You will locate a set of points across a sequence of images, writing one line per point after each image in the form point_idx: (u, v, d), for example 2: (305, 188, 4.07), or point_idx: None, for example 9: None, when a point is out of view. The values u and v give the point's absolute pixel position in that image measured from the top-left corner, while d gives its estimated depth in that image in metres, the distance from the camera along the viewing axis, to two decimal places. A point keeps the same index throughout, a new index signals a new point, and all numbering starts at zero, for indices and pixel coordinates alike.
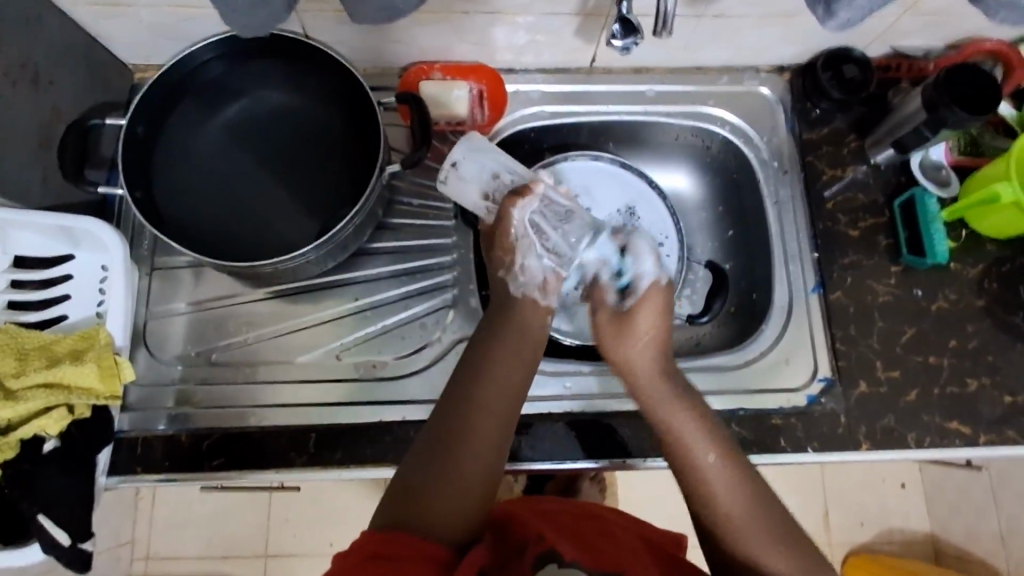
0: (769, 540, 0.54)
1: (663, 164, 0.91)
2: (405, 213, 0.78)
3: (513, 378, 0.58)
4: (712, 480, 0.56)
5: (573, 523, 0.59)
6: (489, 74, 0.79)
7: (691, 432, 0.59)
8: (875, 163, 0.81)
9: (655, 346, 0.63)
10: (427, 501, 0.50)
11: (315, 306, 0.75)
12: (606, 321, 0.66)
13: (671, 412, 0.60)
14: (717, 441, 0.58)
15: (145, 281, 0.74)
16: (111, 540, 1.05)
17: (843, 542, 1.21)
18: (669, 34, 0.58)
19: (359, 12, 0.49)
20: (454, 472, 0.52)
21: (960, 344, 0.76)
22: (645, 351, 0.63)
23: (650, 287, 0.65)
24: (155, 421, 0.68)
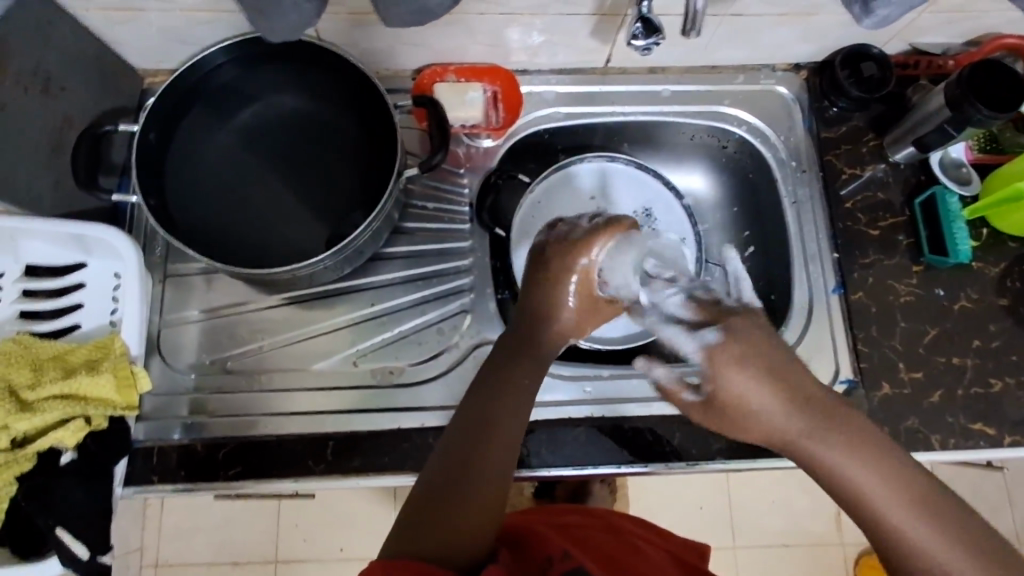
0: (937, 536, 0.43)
1: (679, 165, 0.90)
2: (420, 217, 0.77)
3: (521, 389, 0.55)
4: (892, 518, 0.44)
5: (599, 537, 0.58)
6: (505, 75, 0.78)
7: (854, 474, 0.44)
8: (894, 161, 0.80)
9: (772, 395, 0.46)
10: (439, 514, 0.48)
11: (330, 313, 0.74)
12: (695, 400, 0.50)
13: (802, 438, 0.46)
14: (891, 472, 0.44)
15: (158, 288, 0.73)
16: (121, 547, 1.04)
17: (857, 542, 1.21)
18: (696, 34, 0.57)
19: (392, 16, 0.49)
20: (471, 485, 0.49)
21: (983, 343, 0.75)
22: (741, 377, 0.46)
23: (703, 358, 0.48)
24: (170, 430, 0.68)
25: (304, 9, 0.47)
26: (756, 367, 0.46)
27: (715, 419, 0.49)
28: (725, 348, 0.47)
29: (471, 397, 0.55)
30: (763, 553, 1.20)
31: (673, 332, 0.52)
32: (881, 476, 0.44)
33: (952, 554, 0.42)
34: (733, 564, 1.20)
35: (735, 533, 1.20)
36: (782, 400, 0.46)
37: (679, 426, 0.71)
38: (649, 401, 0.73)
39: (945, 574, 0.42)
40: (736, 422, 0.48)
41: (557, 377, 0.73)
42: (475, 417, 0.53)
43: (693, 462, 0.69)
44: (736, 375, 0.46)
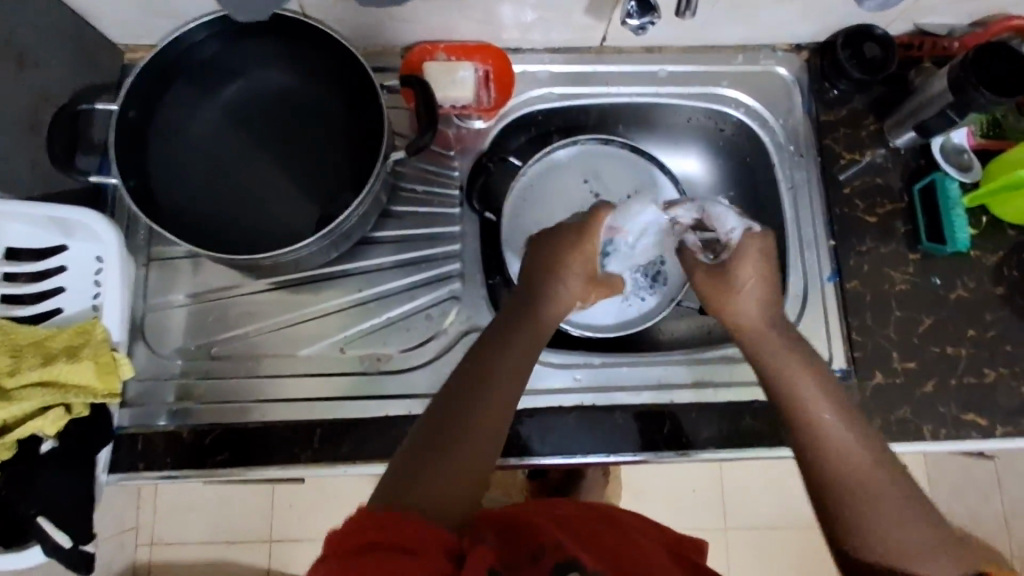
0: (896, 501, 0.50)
1: (675, 148, 0.88)
2: (409, 200, 0.75)
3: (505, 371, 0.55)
4: (848, 473, 0.51)
5: (598, 530, 0.58)
6: (496, 53, 0.76)
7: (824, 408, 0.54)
8: (894, 146, 0.78)
9: (767, 302, 0.61)
10: (430, 480, 0.48)
11: (316, 299, 0.73)
12: (704, 277, 0.65)
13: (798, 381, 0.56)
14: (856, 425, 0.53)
15: (142, 272, 0.72)
16: (116, 525, 1.04)
17: None
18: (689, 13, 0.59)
19: None
20: (455, 456, 0.49)
21: (978, 333, 0.74)
22: (749, 284, 0.61)
23: (745, 238, 0.62)
24: (156, 417, 0.67)
25: None
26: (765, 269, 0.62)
27: (716, 302, 0.63)
28: (760, 240, 0.62)
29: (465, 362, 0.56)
30: (754, 535, 1.21)
31: (715, 211, 0.65)
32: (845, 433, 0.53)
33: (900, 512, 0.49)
34: (724, 546, 1.21)
35: (726, 516, 1.22)
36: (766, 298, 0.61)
37: (670, 417, 0.70)
38: (640, 390, 0.72)
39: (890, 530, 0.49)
40: (732, 305, 0.62)
41: (547, 365, 0.73)
42: (464, 391, 0.53)
43: (684, 451, 0.69)
44: (748, 268, 0.61)
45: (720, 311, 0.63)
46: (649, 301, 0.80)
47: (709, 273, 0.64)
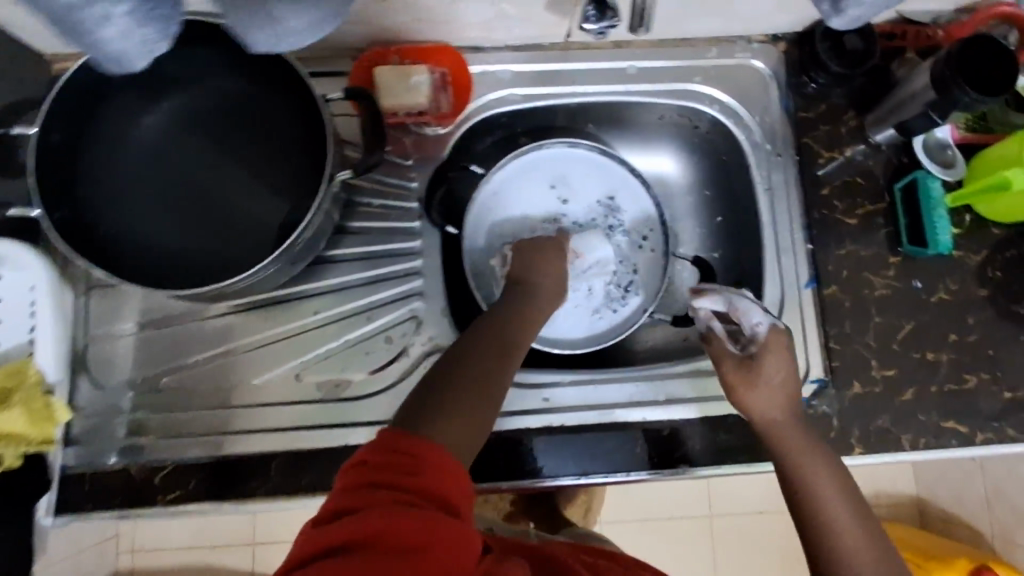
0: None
1: (648, 146, 0.84)
2: (366, 215, 0.71)
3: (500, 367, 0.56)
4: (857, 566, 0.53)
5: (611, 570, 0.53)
6: (453, 55, 0.71)
7: (825, 485, 0.57)
8: (874, 143, 0.75)
9: (787, 396, 0.62)
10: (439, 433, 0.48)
11: (271, 323, 0.69)
12: (729, 366, 0.64)
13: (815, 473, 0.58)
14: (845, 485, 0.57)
15: (81, 300, 0.68)
16: (95, 536, 1.02)
17: None
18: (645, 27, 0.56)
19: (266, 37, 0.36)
20: (457, 429, 0.50)
21: (960, 338, 0.72)
22: (776, 380, 0.62)
23: (770, 333, 0.65)
24: (104, 454, 0.64)
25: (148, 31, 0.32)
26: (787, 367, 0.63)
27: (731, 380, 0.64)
28: (779, 336, 0.65)
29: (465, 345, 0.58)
30: (740, 523, 1.21)
31: (743, 305, 0.67)
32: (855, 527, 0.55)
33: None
34: (708, 535, 1.21)
35: (710, 504, 1.21)
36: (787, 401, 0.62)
37: (642, 433, 0.69)
38: (611, 407, 0.70)
39: None
40: (747, 395, 0.62)
41: (514, 384, 0.70)
42: (465, 367, 0.55)
43: (654, 470, 0.67)
44: (777, 359, 0.63)
45: (731, 383, 0.64)
46: (622, 312, 0.78)
47: (736, 365, 0.64)
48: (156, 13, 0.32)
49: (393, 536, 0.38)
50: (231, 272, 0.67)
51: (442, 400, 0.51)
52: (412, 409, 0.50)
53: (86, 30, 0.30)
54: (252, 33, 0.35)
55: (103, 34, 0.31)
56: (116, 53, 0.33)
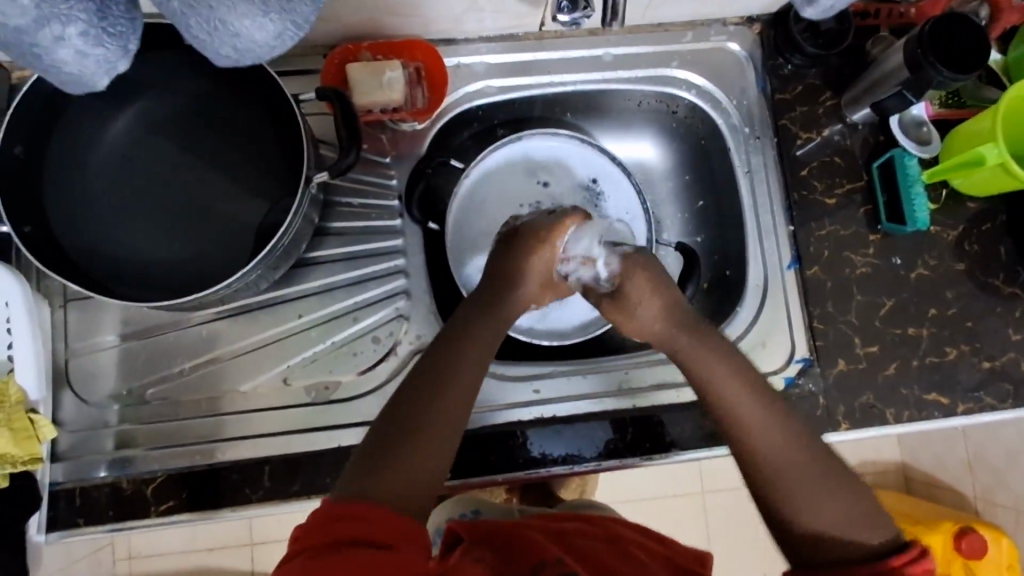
0: (816, 494, 0.51)
1: (627, 133, 0.84)
2: (346, 215, 0.70)
3: (472, 360, 0.54)
4: (774, 469, 0.52)
5: (591, 547, 0.56)
6: (427, 49, 0.70)
7: (729, 389, 0.55)
8: (851, 122, 0.75)
9: (665, 307, 0.60)
10: (408, 461, 0.48)
11: (255, 328, 0.69)
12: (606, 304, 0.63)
13: (717, 382, 0.56)
14: (765, 401, 0.54)
15: (60, 315, 0.67)
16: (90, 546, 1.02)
17: None
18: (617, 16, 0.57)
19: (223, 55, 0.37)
20: (439, 414, 0.51)
21: (939, 312, 0.73)
22: (652, 301, 0.60)
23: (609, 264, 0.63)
24: (94, 469, 0.63)
25: (100, 49, 0.34)
26: (659, 283, 0.61)
27: (616, 307, 0.62)
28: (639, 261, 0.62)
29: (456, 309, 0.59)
30: (732, 498, 1.23)
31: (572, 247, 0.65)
32: (767, 433, 0.53)
33: (809, 496, 0.51)
34: (702, 513, 1.23)
35: (702, 479, 1.23)
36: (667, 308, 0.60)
37: (632, 422, 0.68)
38: (599, 397, 0.70)
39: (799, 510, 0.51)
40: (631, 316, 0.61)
41: (504, 379, 0.70)
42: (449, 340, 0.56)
43: (647, 456, 0.68)
44: (640, 278, 0.61)
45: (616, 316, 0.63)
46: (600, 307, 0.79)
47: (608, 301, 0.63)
48: (107, 30, 0.33)
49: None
50: (212, 279, 0.66)
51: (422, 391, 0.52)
52: (396, 415, 0.51)
53: (45, 51, 0.33)
54: (217, 50, 0.35)
55: (60, 55, 0.33)
56: (78, 74, 0.35)
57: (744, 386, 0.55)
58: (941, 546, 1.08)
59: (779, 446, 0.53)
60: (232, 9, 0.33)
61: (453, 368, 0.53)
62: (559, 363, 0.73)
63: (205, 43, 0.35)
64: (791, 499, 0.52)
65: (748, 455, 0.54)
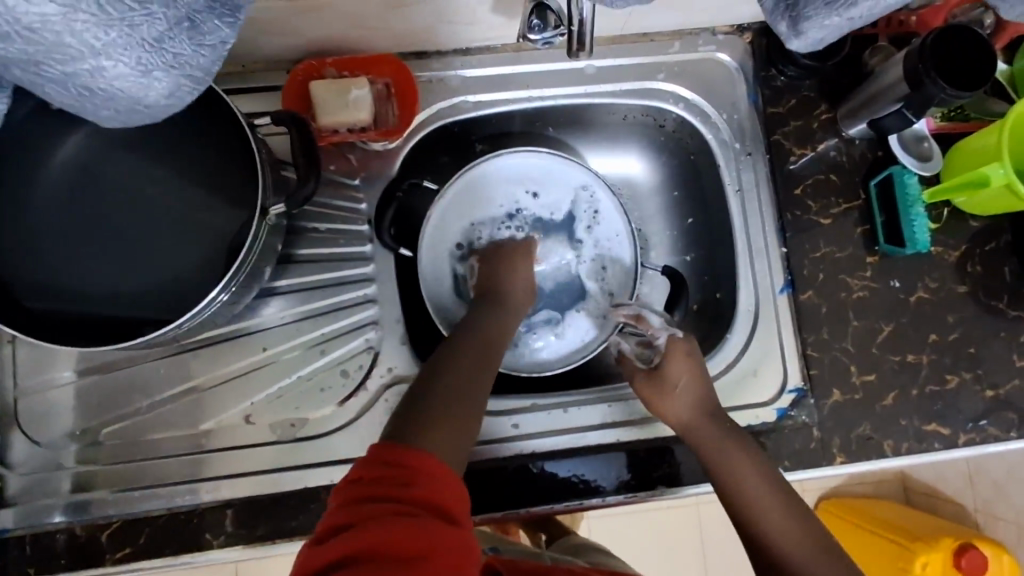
0: None
1: (613, 147, 0.80)
2: (313, 240, 0.67)
3: (476, 393, 0.53)
4: (797, 562, 0.52)
5: None
6: (396, 65, 0.66)
7: (755, 482, 0.57)
8: (848, 136, 0.71)
9: (699, 398, 0.62)
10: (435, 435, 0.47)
11: (216, 363, 0.65)
12: (641, 382, 0.66)
13: (744, 478, 0.57)
14: (792, 502, 0.56)
15: (9, 350, 0.63)
16: None
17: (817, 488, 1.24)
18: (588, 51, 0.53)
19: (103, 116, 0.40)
20: (459, 415, 0.50)
21: (940, 337, 0.69)
22: (689, 393, 0.63)
23: (669, 341, 0.67)
24: (46, 515, 0.60)
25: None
26: (698, 373, 0.64)
27: (650, 391, 0.65)
28: (688, 346, 0.66)
29: (469, 334, 0.59)
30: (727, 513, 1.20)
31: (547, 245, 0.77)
32: (793, 530, 0.54)
33: None
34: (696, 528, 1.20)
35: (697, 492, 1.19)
36: (703, 397, 0.62)
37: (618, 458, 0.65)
38: (582, 431, 0.67)
39: None
40: (663, 403, 0.63)
41: (481, 413, 0.67)
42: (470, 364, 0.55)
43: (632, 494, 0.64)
44: (682, 363, 0.64)
45: (650, 403, 0.64)
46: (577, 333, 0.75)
47: (645, 378, 0.66)
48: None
49: (386, 545, 0.37)
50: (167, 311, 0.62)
51: (444, 392, 0.51)
52: (423, 408, 0.49)
53: None
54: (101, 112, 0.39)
55: None
56: None
57: (770, 482, 0.57)
58: (941, 563, 1.05)
59: (800, 543, 0.53)
60: (103, 72, 0.36)
61: (479, 380, 0.54)
62: (540, 395, 0.69)
63: (86, 102, 0.38)
64: None
65: (769, 547, 0.54)
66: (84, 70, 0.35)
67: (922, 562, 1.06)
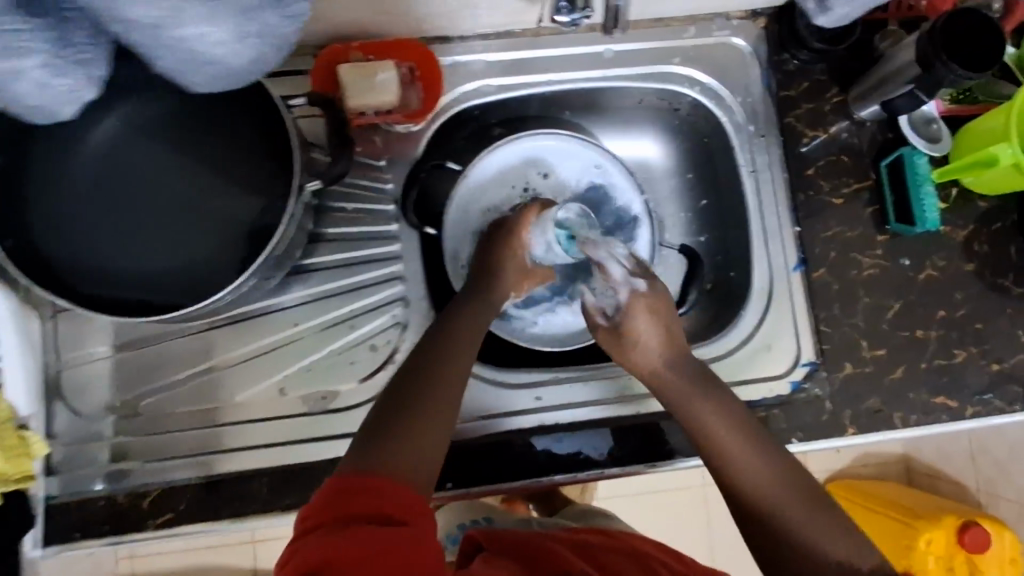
0: (820, 528, 0.51)
1: (628, 131, 0.82)
2: (341, 219, 0.69)
3: (451, 374, 0.53)
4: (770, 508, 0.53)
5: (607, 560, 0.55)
6: (420, 49, 0.68)
7: (723, 432, 0.57)
8: (859, 119, 0.73)
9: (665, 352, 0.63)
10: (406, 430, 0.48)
11: (249, 338, 0.67)
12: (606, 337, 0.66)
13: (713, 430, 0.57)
14: (761, 447, 0.56)
15: (49, 326, 0.65)
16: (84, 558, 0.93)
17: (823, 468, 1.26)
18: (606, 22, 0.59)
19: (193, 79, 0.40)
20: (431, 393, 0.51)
21: (948, 314, 0.71)
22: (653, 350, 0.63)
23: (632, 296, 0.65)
24: (87, 483, 0.62)
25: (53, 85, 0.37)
26: (661, 326, 0.64)
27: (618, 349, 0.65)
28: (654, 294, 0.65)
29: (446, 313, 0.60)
30: None
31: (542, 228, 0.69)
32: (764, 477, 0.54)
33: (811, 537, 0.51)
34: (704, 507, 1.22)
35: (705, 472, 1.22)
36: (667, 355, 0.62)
37: (637, 428, 0.68)
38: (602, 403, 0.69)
39: (811, 550, 0.51)
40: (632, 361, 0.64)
41: (504, 386, 0.69)
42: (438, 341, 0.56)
43: (651, 463, 0.66)
44: (644, 318, 0.64)
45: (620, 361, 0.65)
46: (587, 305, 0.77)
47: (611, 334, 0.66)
48: (68, 61, 0.36)
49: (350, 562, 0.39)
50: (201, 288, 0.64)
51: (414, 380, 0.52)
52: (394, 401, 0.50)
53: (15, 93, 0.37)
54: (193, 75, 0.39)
55: (19, 88, 0.36)
56: (40, 104, 0.38)
57: (738, 428, 0.57)
58: (944, 540, 1.08)
59: (772, 486, 0.54)
60: (203, 38, 0.35)
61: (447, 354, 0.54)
62: (560, 370, 0.72)
63: (184, 65, 0.38)
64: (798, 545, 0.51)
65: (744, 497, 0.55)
66: (187, 35, 0.35)
67: (926, 539, 1.08)
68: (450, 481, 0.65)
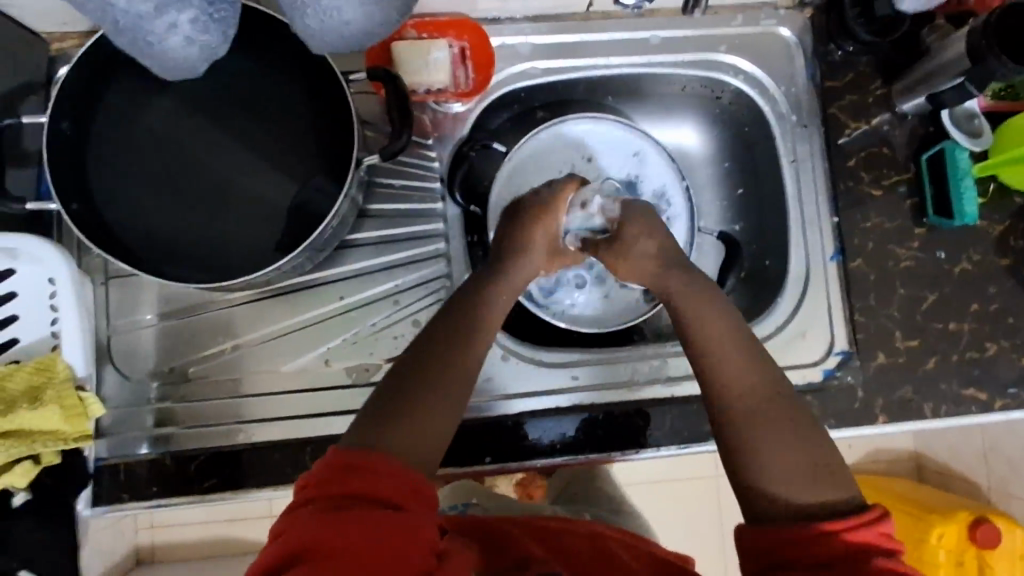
0: (780, 449, 0.47)
1: (667, 118, 0.83)
2: (387, 196, 0.70)
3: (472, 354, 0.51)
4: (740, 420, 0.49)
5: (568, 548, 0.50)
6: (472, 29, 0.68)
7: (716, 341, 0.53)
8: (901, 112, 0.73)
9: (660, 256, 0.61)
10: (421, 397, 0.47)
11: (295, 310, 0.69)
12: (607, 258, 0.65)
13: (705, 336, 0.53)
14: (751, 357, 0.51)
15: (101, 291, 0.67)
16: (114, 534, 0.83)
17: None
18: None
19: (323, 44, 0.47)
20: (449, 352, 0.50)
21: (981, 307, 0.72)
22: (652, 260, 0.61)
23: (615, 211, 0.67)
24: (135, 446, 0.64)
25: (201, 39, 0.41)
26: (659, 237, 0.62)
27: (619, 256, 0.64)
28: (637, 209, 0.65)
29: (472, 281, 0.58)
30: None
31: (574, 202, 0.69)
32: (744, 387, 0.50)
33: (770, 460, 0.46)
34: None
35: None
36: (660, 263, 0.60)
37: (673, 409, 0.69)
38: (639, 385, 0.70)
39: (763, 470, 0.46)
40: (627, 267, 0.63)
41: (541, 365, 0.71)
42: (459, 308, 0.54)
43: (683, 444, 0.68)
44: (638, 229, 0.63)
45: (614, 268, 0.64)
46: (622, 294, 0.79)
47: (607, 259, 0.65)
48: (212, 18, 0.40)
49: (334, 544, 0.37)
50: (247, 258, 0.65)
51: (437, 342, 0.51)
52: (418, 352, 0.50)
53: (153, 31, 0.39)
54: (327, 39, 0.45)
55: (169, 39, 0.40)
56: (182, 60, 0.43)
57: (735, 342, 0.52)
58: (955, 534, 1.04)
59: (747, 395, 0.49)
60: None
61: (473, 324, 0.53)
62: (595, 350, 0.72)
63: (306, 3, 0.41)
64: (752, 461, 0.47)
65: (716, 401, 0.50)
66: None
67: (937, 532, 1.05)
68: (489, 456, 0.67)
